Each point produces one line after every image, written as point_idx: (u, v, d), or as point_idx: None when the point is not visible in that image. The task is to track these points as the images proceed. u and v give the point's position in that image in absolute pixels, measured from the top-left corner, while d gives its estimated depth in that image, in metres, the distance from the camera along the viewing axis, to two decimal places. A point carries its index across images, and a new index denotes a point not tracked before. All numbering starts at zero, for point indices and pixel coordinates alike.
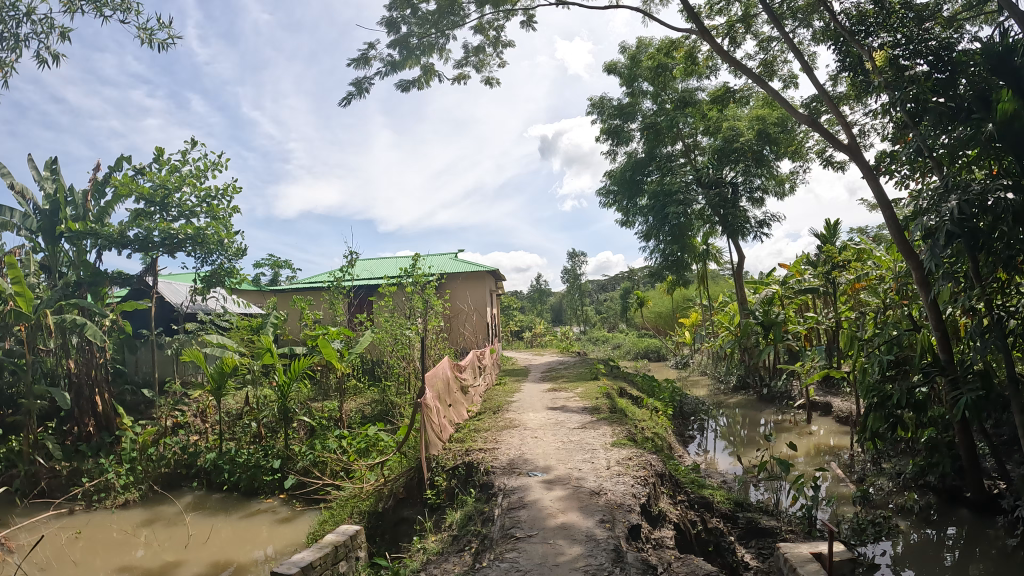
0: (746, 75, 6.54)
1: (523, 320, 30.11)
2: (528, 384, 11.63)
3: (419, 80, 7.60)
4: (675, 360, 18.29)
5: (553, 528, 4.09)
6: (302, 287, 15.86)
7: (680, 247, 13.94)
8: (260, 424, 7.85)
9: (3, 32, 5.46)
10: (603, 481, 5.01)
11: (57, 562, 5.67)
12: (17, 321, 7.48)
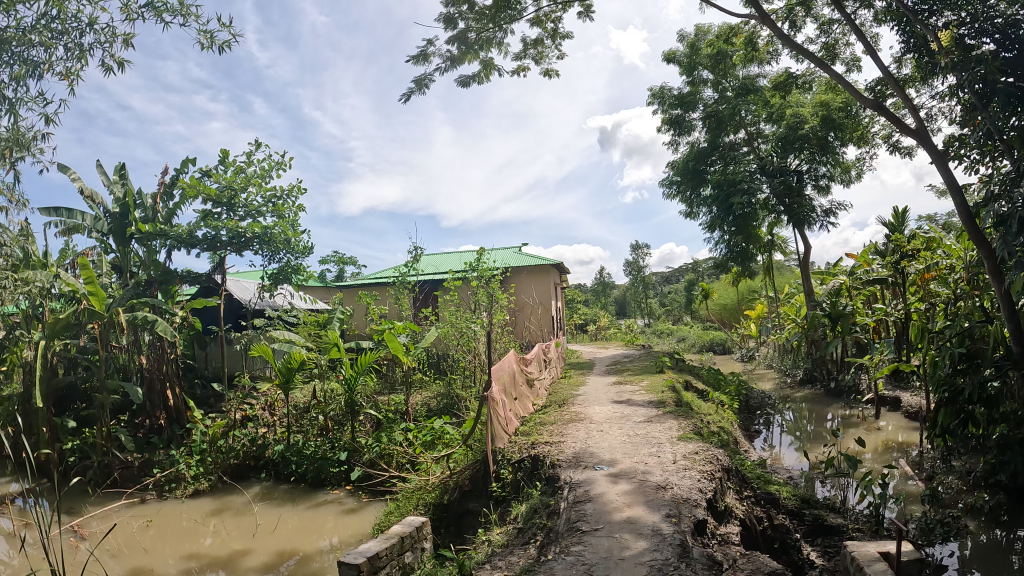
0: (808, 59, 6.32)
1: (586, 314, 30.02)
2: (593, 377, 11.58)
3: (480, 74, 7.62)
4: (741, 353, 17.92)
5: (619, 522, 4.07)
6: (367, 283, 16.18)
7: (745, 238, 13.61)
8: (328, 417, 8.05)
9: (67, 43, 5.54)
10: (669, 475, 4.95)
11: (129, 549, 5.93)
12: (90, 320, 7.84)
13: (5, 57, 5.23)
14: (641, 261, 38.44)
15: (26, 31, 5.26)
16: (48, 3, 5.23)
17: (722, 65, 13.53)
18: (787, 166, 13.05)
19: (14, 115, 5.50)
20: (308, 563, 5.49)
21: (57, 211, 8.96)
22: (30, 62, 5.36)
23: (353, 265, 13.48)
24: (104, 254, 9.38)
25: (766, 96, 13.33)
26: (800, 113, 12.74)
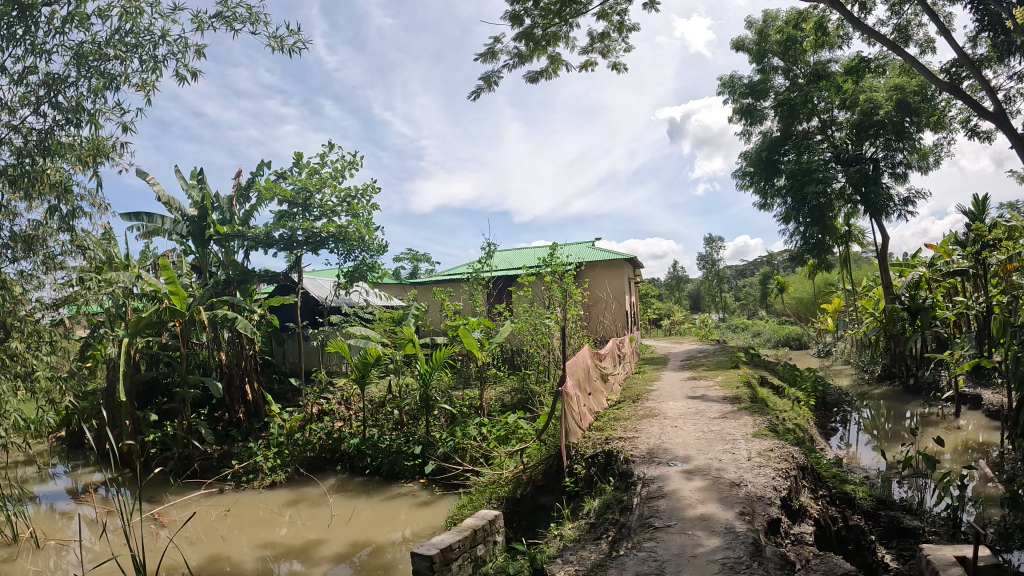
0: (879, 42, 6.06)
1: (661, 309, 29.54)
2: (668, 373, 11.42)
3: (547, 69, 7.41)
4: (816, 349, 17.38)
5: (692, 519, 4.01)
6: (441, 279, 16.41)
7: (821, 229, 13.20)
8: (402, 412, 8.19)
9: (143, 55, 5.73)
10: (744, 473, 4.85)
11: (208, 537, 6.17)
12: (171, 318, 8.16)
13: (84, 71, 5.45)
14: (716, 254, 37.97)
15: (102, 45, 5.48)
16: (122, 17, 5.42)
17: (792, 51, 12.94)
18: (862, 154, 12.78)
19: (94, 125, 5.75)
20: (380, 554, 5.59)
21: (139, 216, 9.40)
22: (107, 75, 5.58)
23: (428, 262, 13.64)
24: (184, 255, 9.79)
25: (839, 82, 12.91)
26: (873, 99, 12.39)
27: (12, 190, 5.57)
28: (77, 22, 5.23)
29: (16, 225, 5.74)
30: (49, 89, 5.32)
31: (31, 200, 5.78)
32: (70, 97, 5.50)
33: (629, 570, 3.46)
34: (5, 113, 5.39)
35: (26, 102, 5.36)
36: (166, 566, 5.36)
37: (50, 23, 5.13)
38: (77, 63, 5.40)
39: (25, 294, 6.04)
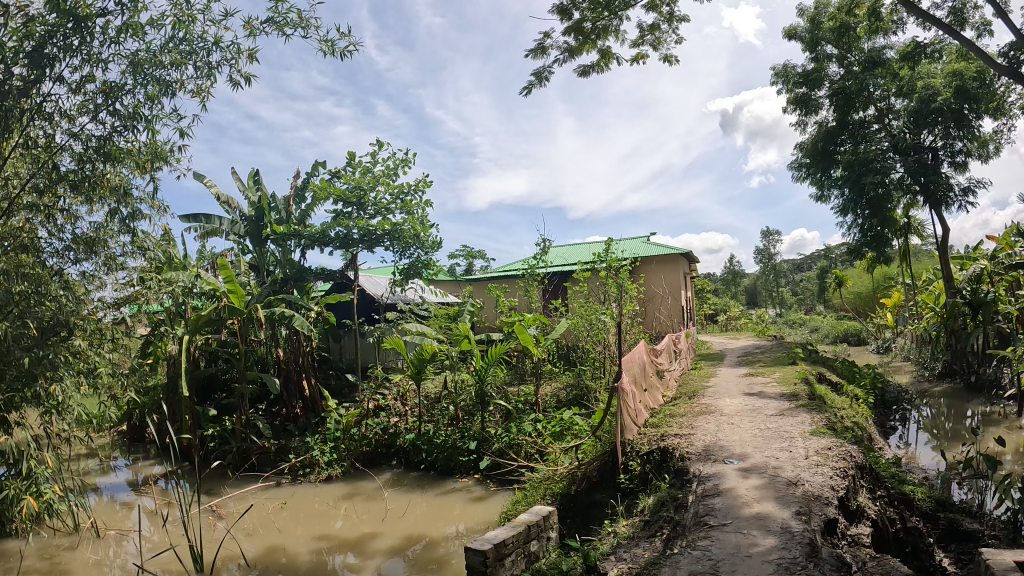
0: (934, 25, 5.84)
1: (717, 304, 29.09)
2: (725, 369, 11.24)
3: (598, 64, 7.07)
4: (875, 345, 16.89)
5: (747, 518, 3.95)
6: (497, 276, 16.48)
7: (880, 221, 12.83)
8: (458, 407, 8.32)
9: (197, 62, 5.87)
10: (800, 472, 4.75)
11: (264, 529, 6.30)
12: (230, 316, 8.30)
13: (140, 79, 5.62)
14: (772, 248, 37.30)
15: (157, 52, 5.64)
16: (175, 26, 5.56)
17: (846, 38, 12.71)
18: (921, 141, 12.36)
19: (151, 131, 5.92)
20: (434, 548, 5.63)
21: (197, 217, 9.67)
22: (162, 82, 5.74)
23: (483, 259, 13.75)
24: (241, 255, 10.02)
25: (895, 68, 12.53)
26: (931, 85, 12.04)
27: (74, 195, 5.78)
28: (131, 32, 5.40)
29: (78, 228, 5.98)
30: (107, 97, 5.50)
31: (92, 204, 6.00)
32: (127, 104, 5.67)
33: (683, 568, 3.42)
34: (64, 121, 5.59)
35: (85, 109, 5.56)
36: (223, 556, 5.48)
37: (105, 33, 5.29)
38: (133, 71, 5.56)
39: (88, 294, 6.27)
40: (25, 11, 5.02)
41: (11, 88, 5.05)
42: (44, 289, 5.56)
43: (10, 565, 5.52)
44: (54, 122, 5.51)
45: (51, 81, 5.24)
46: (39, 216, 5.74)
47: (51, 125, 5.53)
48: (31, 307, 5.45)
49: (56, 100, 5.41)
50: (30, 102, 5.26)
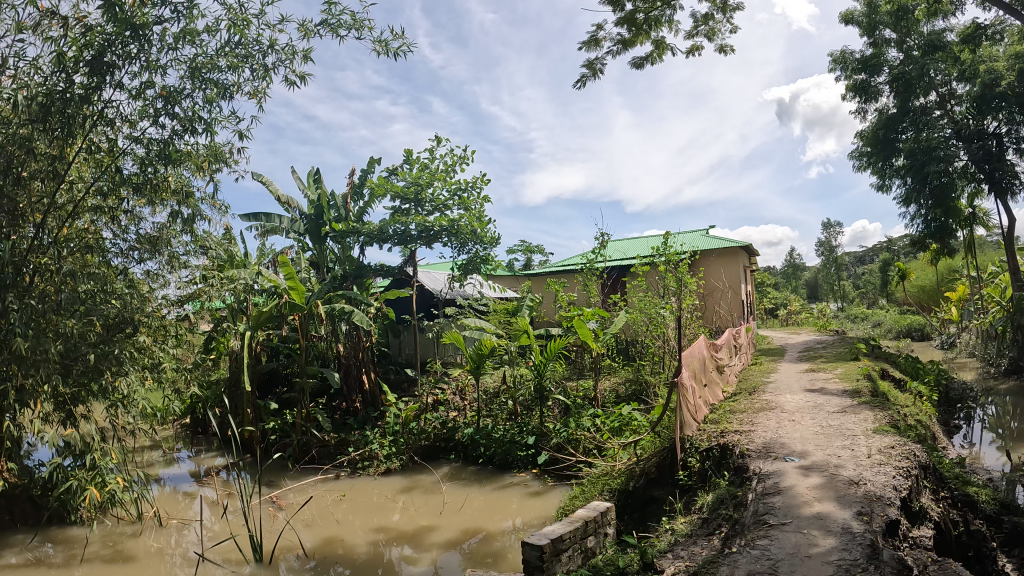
0: (998, 7, 5.55)
1: (777, 298, 28.59)
2: (787, 365, 11.01)
3: (651, 56, 6.19)
4: (939, 341, 16.34)
5: (807, 517, 3.88)
6: (555, 270, 16.45)
7: (943, 212, 12.48)
8: (517, 402, 8.35)
9: (253, 65, 6.00)
10: (862, 471, 4.64)
11: (322, 520, 6.42)
12: (291, 312, 8.47)
13: (198, 83, 5.78)
14: (833, 241, 36.35)
15: (214, 56, 5.79)
16: (230, 30, 5.71)
17: (904, 21, 12.41)
18: (985, 129, 11.96)
19: (211, 134, 6.09)
20: (490, 542, 5.63)
21: (257, 216, 9.93)
22: (220, 85, 5.89)
23: (541, 253, 13.78)
24: (301, 253, 10.26)
25: (956, 52, 12.13)
26: (994, 69, 11.49)
27: (137, 198, 6.02)
28: (188, 38, 5.56)
29: (141, 229, 6.23)
30: (167, 101, 5.67)
31: (155, 206, 6.23)
32: (186, 108, 5.83)
33: (742, 567, 3.38)
34: (126, 126, 5.82)
35: (146, 114, 5.75)
36: (282, 546, 5.60)
37: (163, 40, 5.46)
38: (191, 76, 5.73)
39: (152, 292, 6.53)
40: (83, 21, 5.17)
41: (73, 96, 5.29)
42: (109, 287, 5.85)
43: (76, 551, 5.72)
44: (116, 128, 5.76)
45: (112, 87, 5.44)
46: (103, 218, 6.00)
47: (113, 131, 5.79)
48: (97, 305, 5.73)
49: (117, 105, 5.63)
50: (93, 108, 5.49)
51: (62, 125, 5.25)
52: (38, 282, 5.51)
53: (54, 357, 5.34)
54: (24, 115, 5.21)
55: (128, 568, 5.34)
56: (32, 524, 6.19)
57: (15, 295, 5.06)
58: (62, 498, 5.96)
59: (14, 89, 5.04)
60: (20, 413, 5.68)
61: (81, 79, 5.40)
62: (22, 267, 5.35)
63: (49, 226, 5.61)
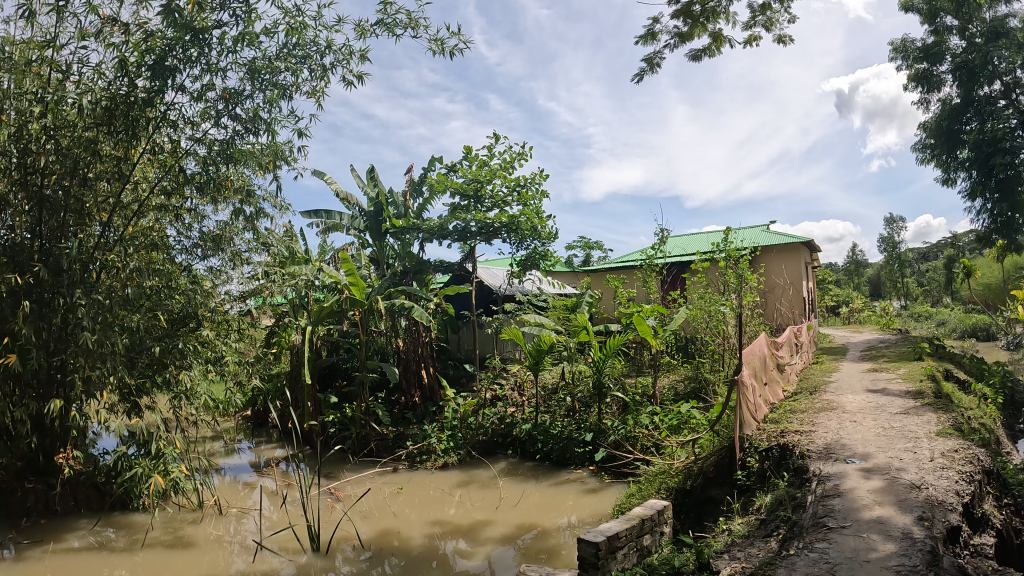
0: None
1: (838, 295, 27.87)
2: (848, 364, 10.72)
3: (709, 47, 5.94)
4: (1005, 342, 15.68)
5: (868, 521, 3.78)
6: (614, 266, 16.34)
7: (1010, 206, 11.97)
8: (575, 399, 8.28)
9: (312, 65, 6.13)
10: (925, 475, 4.50)
11: (380, 512, 6.53)
12: (351, 307, 8.64)
13: (258, 84, 5.93)
14: (895, 236, 35.25)
15: (273, 59, 5.91)
16: (288, 32, 5.84)
17: (965, 8, 11.92)
18: None
19: (272, 133, 6.25)
20: (545, 538, 5.63)
21: (317, 213, 10.17)
22: (280, 86, 6.03)
23: (600, 250, 13.75)
24: (361, 249, 10.44)
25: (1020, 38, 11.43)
26: None
27: (200, 196, 6.23)
28: (247, 41, 5.70)
29: (204, 227, 6.48)
30: (227, 103, 5.83)
31: (217, 204, 6.44)
32: (248, 109, 5.98)
33: (800, 571, 3.31)
34: (188, 127, 6.00)
35: (207, 116, 5.93)
36: (339, 537, 5.71)
37: (222, 43, 5.61)
38: (251, 77, 5.88)
39: (216, 287, 6.78)
40: (143, 27, 5.35)
41: (136, 99, 5.52)
42: (173, 282, 6.18)
43: (139, 536, 5.93)
44: (179, 129, 5.94)
45: (173, 90, 5.62)
46: (167, 216, 6.27)
47: (177, 131, 5.96)
48: (162, 301, 6.07)
49: (179, 108, 5.83)
50: (155, 111, 5.72)
51: (125, 127, 5.58)
52: (105, 278, 5.77)
53: (120, 351, 5.62)
54: (89, 118, 5.52)
55: (190, 554, 5.52)
56: (95, 509, 6.41)
57: (82, 290, 5.34)
58: (126, 486, 6.24)
59: (81, 93, 5.34)
60: (87, 403, 5.79)
61: (144, 82, 5.59)
62: (89, 264, 5.55)
63: (115, 225, 5.88)
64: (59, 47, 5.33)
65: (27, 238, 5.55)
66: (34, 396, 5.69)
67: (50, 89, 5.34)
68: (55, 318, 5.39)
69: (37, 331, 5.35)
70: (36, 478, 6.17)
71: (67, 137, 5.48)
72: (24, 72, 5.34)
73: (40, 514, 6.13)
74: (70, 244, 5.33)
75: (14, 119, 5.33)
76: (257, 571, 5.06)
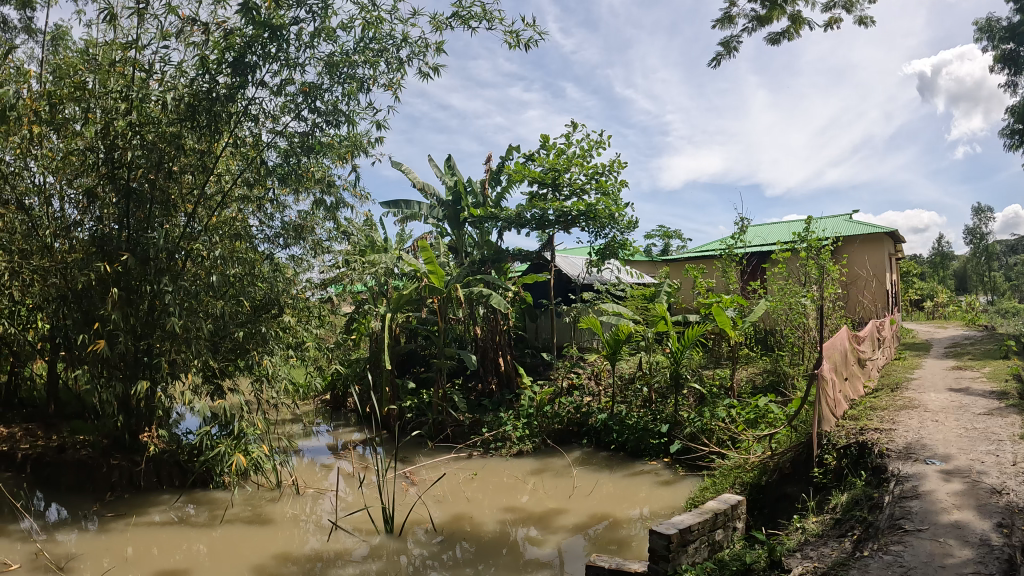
0: None
1: (923, 289, 26.65)
2: (933, 361, 10.25)
3: (788, 30, 5.75)
4: None
5: (946, 525, 3.63)
6: (694, 256, 16.06)
7: None
8: (651, 389, 8.23)
9: (388, 58, 6.22)
10: (1010, 479, 4.27)
11: (453, 497, 6.65)
12: (430, 295, 8.77)
13: (336, 79, 6.10)
14: (984, 227, 33.41)
15: (350, 53, 6.04)
16: (364, 27, 5.96)
17: None
18: None
19: (351, 125, 6.41)
20: (617, 529, 5.61)
21: (396, 203, 10.34)
22: (358, 79, 6.18)
23: (678, 239, 13.55)
24: (440, 238, 10.63)
25: None
26: None
27: (281, 186, 6.45)
28: (324, 36, 5.84)
29: (286, 216, 6.69)
30: (307, 96, 6.00)
31: (298, 194, 6.75)
32: (327, 102, 6.16)
33: (874, 573, 3.21)
34: (269, 121, 6.21)
35: (287, 109, 6.12)
36: (413, 520, 5.84)
37: (300, 39, 5.77)
38: (329, 72, 6.04)
39: (298, 275, 7.02)
40: (222, 26, 5.58)
41: (218, 95, 5.78)
42: (255, 270, 6.34)
43: (218, 512, 6.21)
44: (260, 123, 6.16)
45: (253, 86, 5.83)
46: (250, 206, 6.46)
47: (257, 125, 6.17)
48: (245, 288, 6.30)
49: (260, 102, 6.03)
50: (236, 106, 5.96)
51: (208, 121, 5.81)
52: (191, 267, 6.05)
53: (204, 335, 5.96)
54: (173, 115, 5.74)
55: (268, 531, 5.75)
56: (177, 486, 6.68)
57: (168, 277, 5.71)
58: (208, 464, 6.45)
59: (164, 91, 5.58)
60: (173, 383, 6.17)
61: (223, 78, 5.84)
62: (175, 253, 5.92)
63: (200, 215, 6.15)
64: (141, 48, 5.61)
65: (116, 229, 5.86)
66: (122, 377, 6.05)
67: (134, 87, 5.62)
68: (142, 303, 5.87)
69: (125, 317, 5.71)
70: (122, 455, 6.52)
71: (151, 133, 5.72)
72: (108, 72, 5.65)
73: (125, 489, 6.44)
74: (156, 234, 5.57)
75: (100, 117, 5.60)
76: (331, 550, 5.24)
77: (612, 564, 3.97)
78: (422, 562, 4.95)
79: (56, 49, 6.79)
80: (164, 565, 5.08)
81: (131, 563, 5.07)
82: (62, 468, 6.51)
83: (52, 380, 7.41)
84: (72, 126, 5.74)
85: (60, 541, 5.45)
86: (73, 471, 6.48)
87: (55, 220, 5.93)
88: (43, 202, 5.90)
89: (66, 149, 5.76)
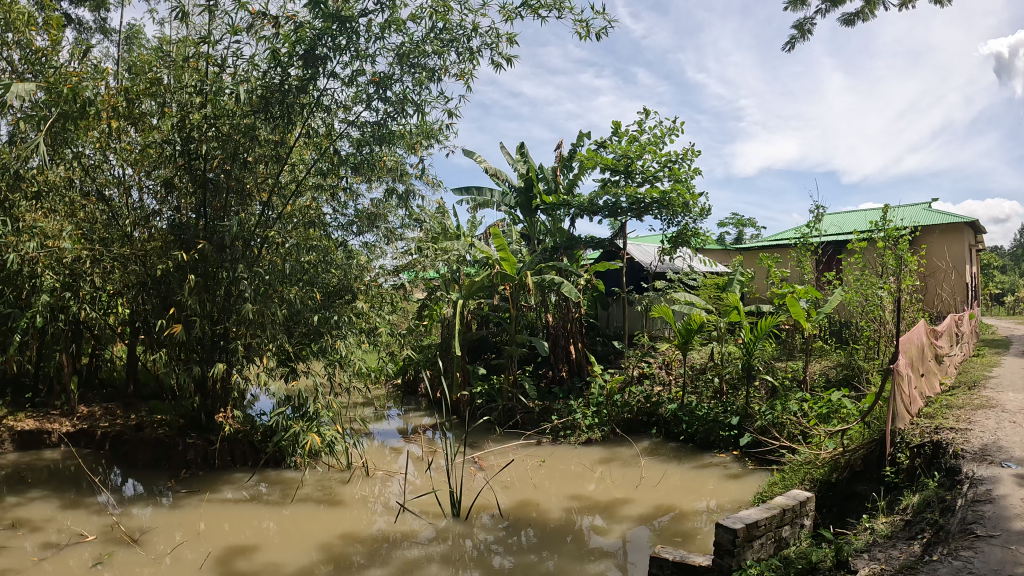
0: None
1: (1007, 283, 25.34)
2: (1012, 359, 9.75)
3: (862, 10, 5.58)
4: None
5: (1022, 532, 3.46)
6: (767, 245, 15.70)
7: None
8: (723, 380, 8.12)
9: (459, 48, 6.29)
10: None
11: (520, 483, 6.72)
12: (502, 282, 8.75)
13: (406, 69, 6.20)
14: None
15: (420, 43, 6.12)
16: (432, 16, 6.02)
17: None
18: None
19: (421, 114, 6.49)
20: (682, 521, 5.56)
21: (469, 190, 10.45)
22: (428, 69, 6.28)
23: (752, 227, 13.27)
24: (513, 225, 10.68)
25: None
26: None
27: (355, 174, 6.63)
28: (394, 27, 5.94)
29: (359, 204, 6.87)
30: (378, 86, 6.12)
31: (371, 182, 6.87)
32: (398, 92, 6.26)
33: None
34: (342, 111, 6.35)
35: (359, 99, 6.26)
36: (479, 504, 5.92)
37: (370, 31, 5.88)
38: (399, 62, 6.15)
39: (371, 261, 7.12)
40: (292, 19, 5.71)
41: (290, 87, 5.89)
42: (329, 257, 6.51)
43: (290, 491, 6.44)
44: (333, 114, 6.29)
45: (325, 77, 5.97)
46: (324, 195, 6.65)
47: (330, 116, 6.32)
48: (318, 275, 6.44)
49: (332, 93, 6.16)
50: (310, 97, 6.07)
51: (281, 113, 5.90)
52: (267, 254, 6.26)
53: (278, 320, 6.14)
54: (247, 106, 5.97)
55: (336, 511, 5.93)
56: (250, 465, 6.95)
57: (242, 264, 5.92)
58: (282, 445, 6.68)
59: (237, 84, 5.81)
60: (249, 366, 6.42)
61: (295, 71, 5.97)
62: (250, 240, 6.11)
63: (274, 204, 6.33)
64: (214, 42, 5.82)
65: (193, 217, 6.14)
66: (199, 359, 6.33)
67: (208, 81, 5.94)
68: (219, 289, 6.11)
69: (202, 302, 6.03)
70: (198, 434, 6.84)
71: (226, 125, 5.95)
72: (182, 67, 5.93)
73: (200, 467, 6.75)
74: (231, 223, 5.78)
75: (177, 111, 5.91)
76: (397, 532, 5.37)
77: (675, 556, 3.94)
78: (485, 547, 5.03)
79: (136, 46, 7.10)
80: (234, 540, 5.31)
81: (203, 537, 5.32)
82: (141, 446, 6.88)
83: (132, 362, 7.80)
84: (148, 119, 6.09)
85: (138, 515, 5.75)
86: (151, 448, 6.85)
87: (134, 210, 6.28)
88: (122, 193, 6.26)
89: (143, 142, 6.10)
